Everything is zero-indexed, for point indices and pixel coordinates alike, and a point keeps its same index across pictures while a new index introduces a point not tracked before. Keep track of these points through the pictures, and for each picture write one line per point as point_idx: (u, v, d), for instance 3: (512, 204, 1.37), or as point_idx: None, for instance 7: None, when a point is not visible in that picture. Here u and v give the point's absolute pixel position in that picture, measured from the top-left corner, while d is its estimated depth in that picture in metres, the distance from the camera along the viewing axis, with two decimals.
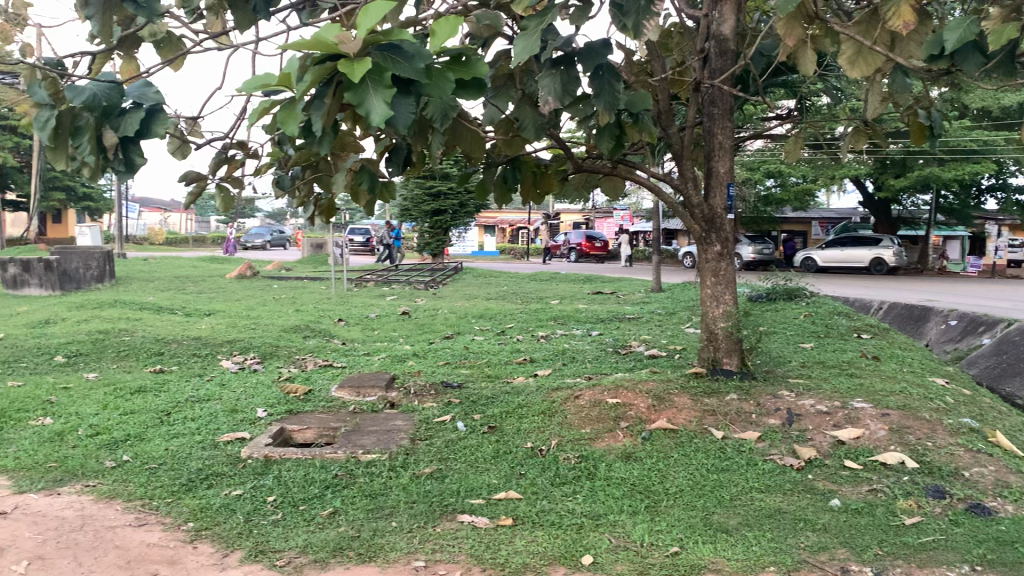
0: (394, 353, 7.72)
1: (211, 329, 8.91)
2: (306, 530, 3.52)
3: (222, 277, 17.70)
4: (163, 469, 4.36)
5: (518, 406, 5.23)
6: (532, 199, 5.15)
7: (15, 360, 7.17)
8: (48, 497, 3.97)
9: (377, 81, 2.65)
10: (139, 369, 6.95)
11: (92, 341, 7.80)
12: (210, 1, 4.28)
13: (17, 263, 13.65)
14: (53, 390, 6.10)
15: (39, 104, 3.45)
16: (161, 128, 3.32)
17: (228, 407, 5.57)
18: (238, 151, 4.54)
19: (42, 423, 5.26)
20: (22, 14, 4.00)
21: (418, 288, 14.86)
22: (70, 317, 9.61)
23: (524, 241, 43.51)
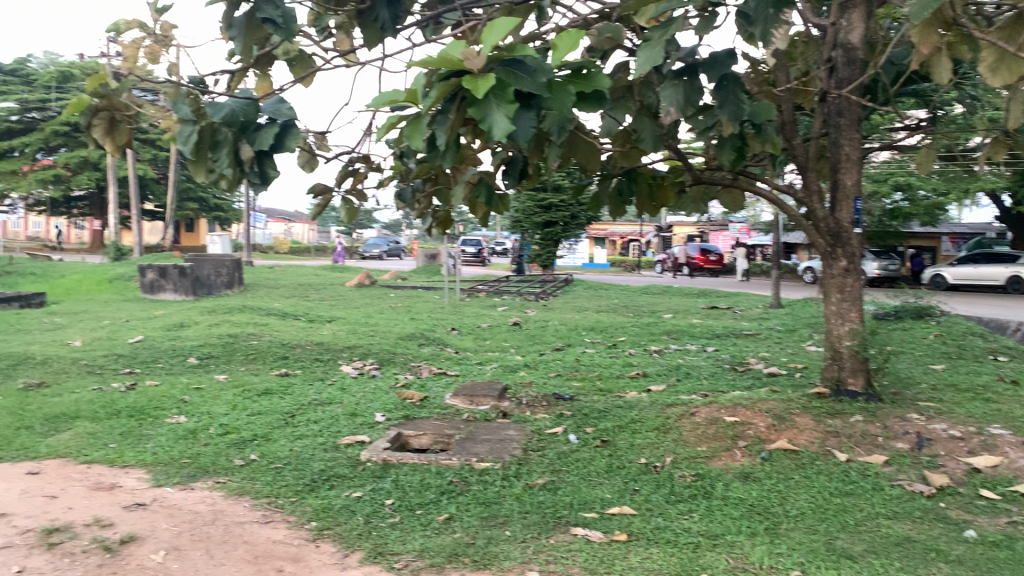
0: (506, 363, 7.78)
1: (332, 335, 9.23)
2: (422, 535, 3.59)
3: (342, 285, 18.31)
4: (289, 469, 4.54)
5: (632, 421, 5.19)
6: (648, 211, 5.10)
7: (153, 361, 7.63)
8: (183, 491, 4.20)
9: (499, 96, 2.70)
10: (265, 372, 7.26)
11: (223, 344, 8.21)
12: (340, 19, 4.43)
13: (155, 268, 14.50)
14: (187, 390, 6.44)
15: (183, 120, 3.64)
16: (293, 142, 3.50)
17: (348, 411, 5.75)
18: (362, 164, 4.69)
19: (176, 421, 5.57)
20: (169, 34, 4.21)
21: (529, 299, 14.95)
22: (202, 320, 10.16)
23: (636, 253, 43.16)
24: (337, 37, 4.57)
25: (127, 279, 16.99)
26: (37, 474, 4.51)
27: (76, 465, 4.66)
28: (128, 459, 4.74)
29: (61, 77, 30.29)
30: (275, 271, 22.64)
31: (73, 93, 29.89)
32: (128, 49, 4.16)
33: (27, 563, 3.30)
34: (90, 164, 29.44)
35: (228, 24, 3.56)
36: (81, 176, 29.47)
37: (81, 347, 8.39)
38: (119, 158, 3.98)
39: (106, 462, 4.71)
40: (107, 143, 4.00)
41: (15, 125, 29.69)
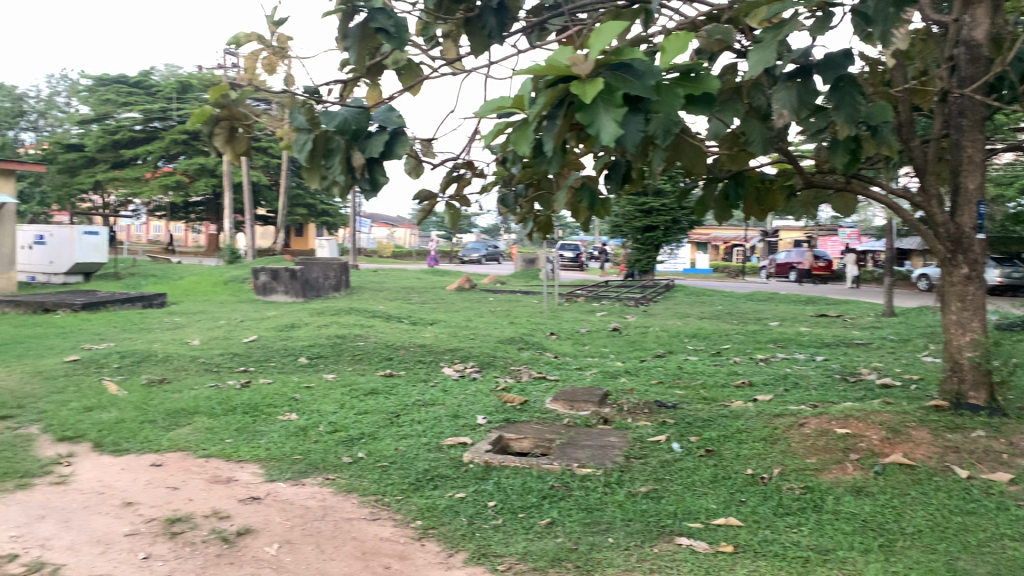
0: (606, 369, 7.74)
1: (434, 337, 9.38)
2: (525, 538, 3.61)
3: (443, 289, 18.59)
4: (394, 467, 4.64)
5: (738, 430, 5.08)
6: (755, 215, 4.99)
7: (265, 359, 7.93)
8: (295, 487, 4.35)
9: (607, 101, 2.69)
10: (371, 372, 7.44)
11: (330, 344, 8.46)
12: (448, 27, 4.49)
13: (268, 271, 15.07)
14: (297, 388, 6.66)
15: (298, 129, 3.76)
16: (402, 149, 3.59)
17: (451, 412, 5.83)
18: (466, 170, 4.75)
19: (287, 418, 5.77)
20: (285, 45, 4.35)
21: (629, 304, 14.83)
22: (311, 321, 10.50)
23: (739, 259, 42.26)
24: (444, 45, 4.64)
25: (241, 281, 17.69)
26: (160, 466, 4.76)
27: (195, 458, 4.89)
28: (243, 453, 4.94)
29: (181, 88, 31.74)
30: (381, 270, 26.01)
31: (192, 103, 31.33)
32: (247, 61, 4.33)
33: (152, 550, 3.48)
34: (207, 171, 30.75)
35: (343, 35, 3.67)
36: (199, 183, 30.84)
37: (199, 345, 8.79)
38: (238, 166, 4.16)
39: (222, 456, 4.91)
40: (226, 151, 4.18)
41: (139, 134, 31.30)
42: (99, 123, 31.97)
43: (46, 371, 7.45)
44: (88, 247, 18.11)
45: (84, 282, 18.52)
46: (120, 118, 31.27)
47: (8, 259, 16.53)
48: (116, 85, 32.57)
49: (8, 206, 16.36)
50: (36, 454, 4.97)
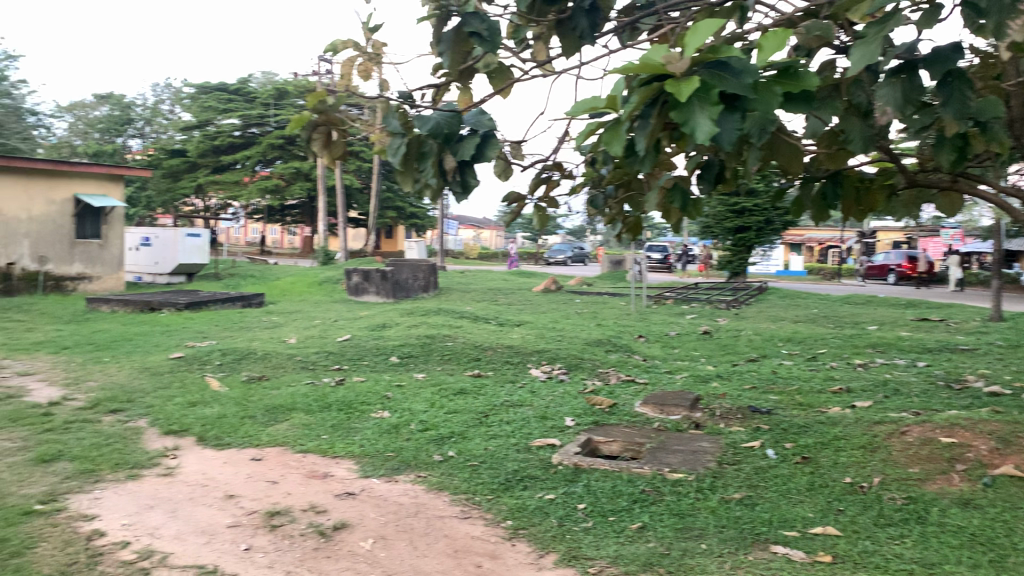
0: (697, 373, 7.63)
1: (522, 339, 9.42)
2: (616, 541, 3.59)
3: (530, 290, 18.64)
4: (484, 467, 4.69)
5: (836, 438, 4.93)
6: (853, 216, 4.83)
7: (359, 358, 8.11)
8: (388, 483, 4.44)
9: (703, 99, 2.65)
10: (460, 372, 7.53)
11: (421, 344, 8.59)
12: (540, 29, 4.48)
13: (360, 272, 15.43)
14: (389, 387, 6.79)
15: (392, 133, 3.81)
16: (492, 151, 3.61)
17: (539, 414, 5.84)
18: (555, 172, 4.71)
19: (380, 416, 5.89)
20: (381, 50, 4.32)
21: (720, 307, 14.58)
22: (402, 321, 10.67)
23: (834, 261, 41.04)
24: (534, 47, 4.60)
25: (334, 282, 18.14)
26: (260, 460, 4.92)
27: (293, 453, 5.04)
28: (338, 450, 5.06)
29: (277, 94, 32.52)
30: (467, 271, 27.79)
31: (288, 109, 32.25)
32: (343, 67, 4.39)
33: (254, 541, 3.60)
34: (301, 175, 31.55)
35: (437, 40, 3.72)
36: (294, 186, 31.73)
37: (295, 344, 9.03)
38: (334, 169, 4.25)
39: (319, 452, 5.05)
40: (323, 154, 4.27)
41: (237, 139, 32.37)
42: (200, 129, 33.20)
43: (152, 367, 7.79)
44: (190, 248, 18.85)
45: (187, 282, 19.29)
46: (221, 124, 32.41)
47: (117, 260, 17.39)
48: (217, 92, 33.65)
49: (117, 210, 17.18)
50: (145, 446, 5.21)
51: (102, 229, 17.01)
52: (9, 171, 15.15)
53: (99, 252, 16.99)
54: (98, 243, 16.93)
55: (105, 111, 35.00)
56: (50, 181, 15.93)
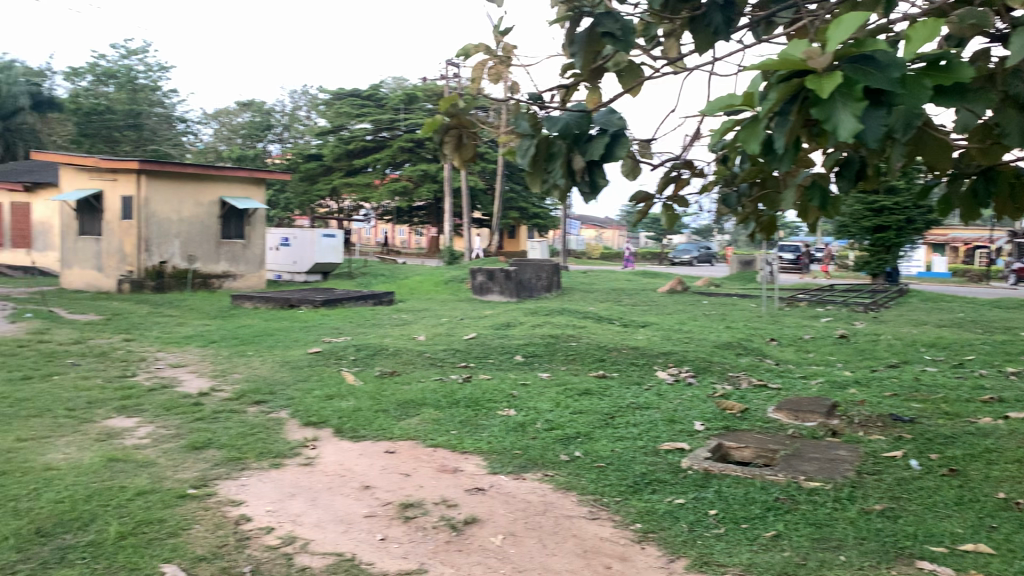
0: (833, 379, 7.34)
1: (648, 340, 9.30)
2: (749, 549, 3.51)
3: (655, 291, 18.40)
4: (611, 468, 4.66)
5: (986, 450, 4.65)
6: (1008, 214, 4.54)
7: (485, 356, 8.23)
8: (516, 481, 4.49)
9: (846, 95, 2.55)
10: (586, 373, 7.52)
11: (546, 344, 8.63)
12: (672, 26, 4.40)
13: (484, 272, 15.66)
14: (514, 385, 6.86)
15: (521, 135, 3.78)
16: (622, 151, 3.55)
17: (667, 417, 5.77)
18: (685, 170, 4.62)
19: (507, 413, 5.95)
20: (512, 53, 4.30)
21: (857, 310, 13.99)
22: (526, 321, 10.74)
23: (983, 263, 38.59)
24: (665, 45, 4.54)
25: (461, 281, 18.44)
26: (393, 453, 5.07)
27: (424, 447, 5.17)
28: (467, 446, 5.15)
29: (407, 99, 33.09)
30: (590, 270, 27.48)
31: (417, 113, 33.01)
32: (473, 70, 4.37)
33: (389, 532, 3.72)
34: (429, 178, 32.19)
35: (570, 41, 3.71)
36: (422, 189, 32.47)
37: (424, 341, 9.26)
38: (464, 171, 4.29)
39: (449, 447, 5.15)
40: (454, 156, 4.32)
41: (369, 143, 33.39)
42: (335, 134, 34.44)
43: (292, 361, 8.16)
44: (325, 248, 19.63)
45: (322, 281, 20.09)
46: (354, 128, 33.53)
47: (258, 259, 18.33)
48: (350, 98, 34.69)
49: (258, 211, 18.07)
50: (286, 436, 5.47)
51: (245, 229, 17.93)
52: (163, 175, 16.19)
53: (242, 252, 17.94)
54: (241, 243, 17.87)
55: (248, 118, 36.84)
56: (199, 184, 16.92)
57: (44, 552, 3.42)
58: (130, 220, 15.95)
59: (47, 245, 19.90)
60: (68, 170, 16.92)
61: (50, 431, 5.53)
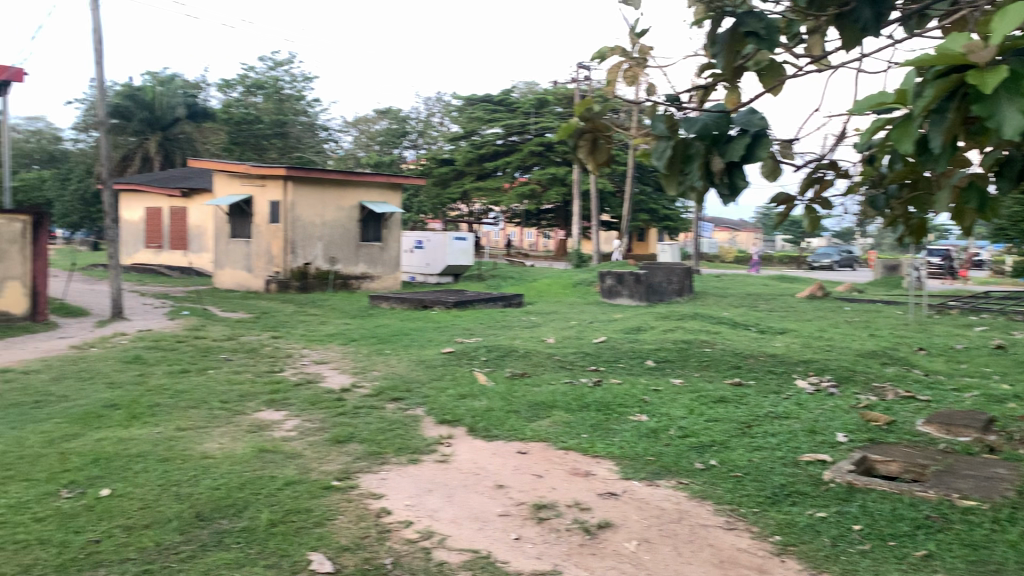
0: (990, 392, 6.88)
1: (786, 347, 9.01)
2: (898, 568, 3.34)
3: (792, 296, 17.79)
4: (749, 479, 4.55)
5: None
6: None
7: (615, 361, 8.19)
8: (649, 487, 4.44)
9: (1012, 90, 2.39)
10: (720, 380, 7.36)
11: (679, 349, 8.51)
12: (817, 23, 4.24)
13: (613, 275, 15.60)
14: (646, 391, 6.79)
15: (658, 137, 3.69)
16: (764, 151, 3.41)
17: (807, 427, 5.57)
18: (830, 171, 4.44)
19: (639, 419, 5.91)
20: (647, 54, 4.26)
21: (1017, 320, 13.06)
22: (657, 326, 10.60)
23: None
24: (808, 42, 4.40)
25: (590, 284, 18.39)
26: (525, 454, 5.12)
27: (556, 450, 5.20)
28: (599, 450, 5.15)
29: (537, 103, 33.22)
30: (725, 274, 26.39)
31: (548, 116, 33.15)
32: (609, 73, 4.36)
33: (523, 532, 3.76)
34: (558, 181, 32.23)
35: (712, 41, 3.64)
36: (551, 192, 32.55)
37: (554, 344, 9.31)
38: (599, 176, 4.19)
39: (580, 451, 5.16)
40: (588, 161, 4.23)
41: (500, 147, 33.76)
42: (467, 139, 35.05)
43: (426, 360, 8.38)
44: (457, 251, 20.03)
45: (454, 282, 20.52)
46: (485, 133, 34.03)
47: (394, 261, 18.88)
48: (483, 103, 35.10)
49: (395, 215, 18.62)
50: (423, 433, 5.62)
51: (382, 233, 18.50)
52: (307, 180, 16.96)
53: (379, 254, 18.52)
54: (378, 246, 18.45)
55: (385, 125, 38.04)
56: (339, 189, 17.61)
57: (204, 534, 3.65)
58: (277, 224, 16.81)
59: (201, 247, 21.18)
60: (221, 177, 17.99)
61: (207, 421, 5.91)
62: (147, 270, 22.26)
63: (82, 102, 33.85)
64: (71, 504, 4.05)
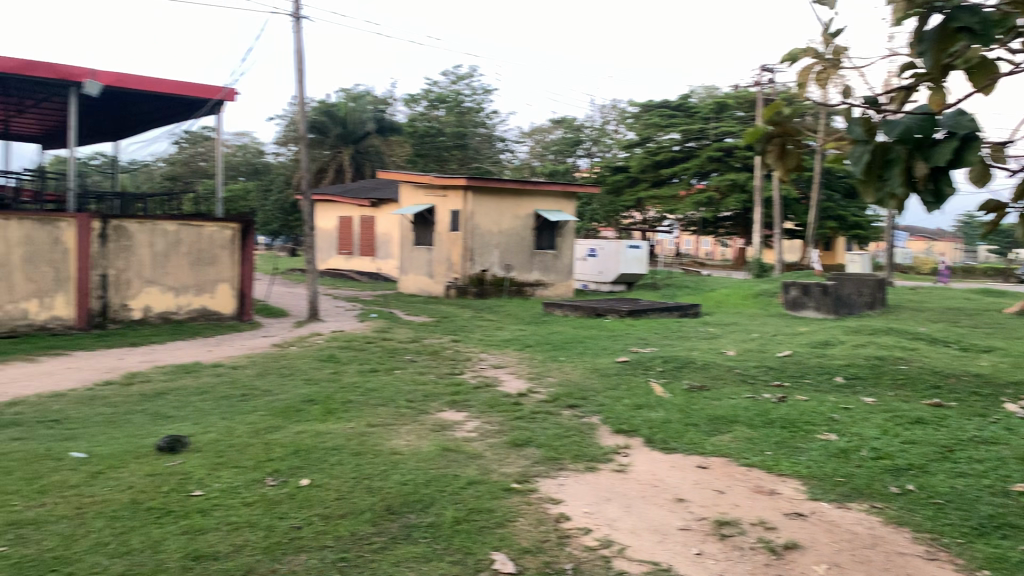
0: None
1: (993, 367, 8.30)
2: None
3: (1000, 311, 16.34)
4: (952, 507, 4.23)
5: None
6: None
7: (800, 376, 7.85)
8: (839, 510, 4.23)
9: None
10: (917, 400, 6.88)
11: (871, 366, 8.04)
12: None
13: (798, 287, 15.00)
14: (835, 409, 6.46)
15: (854, 140, 3.36)
16: (976, 157, 3.03)
17: (1019, 455, 5.10)
18: None
19: (827, 438, 5.63)
20: (842, 55, 4.04)
21: None
22: (847, 341, 10.07)
23: None
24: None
25: (771, 295, 17.69)
26: (706, 468, 5.01)
27: (738, 466, 5.06)
28: (784, 468, 4.96)
29: (717, 108, 32.49)
30: (922, 287, 24.56)
31: (728, 121, 32.28)
32: (800, 75, 4.17)
33: (704, 547, 3.69)
34: (738, 187, 31.20)
35: (919, 39, 3.41)
36: (730, 199, 31.30)
37: (735, 357, 9.05)
38: (788, 183, 3.94)
39: (764, 468, 5.00)
40: (777, 167, 3.97)
41: (677, 154, 33.23)
42: (643, 146, 34.75)
43: (602, 369, 8.38)
44: (631, 259, 19.87)
45: (628, 291, 20.38)
46: (662, 140, 33.64)
47: (568, 269, 18.98)
48: (661, 108, 34.54)
49: (570, 224, 18.73)
50: (600, 441, 5.63)
51: (557, 240, 18.66)
52: (486, 190, 17.42)
53: (553, 262, 18.69)
54: (552, 254, 18.62)
55: (560, 133, 38.37)
56: (517, 198, 17.95)
57: (393, 527, 3.83)
58: (457, 232, 17.37)
59: (387, 253, 22.23)
60: (406, 187, 18.81)
61: (395, 419, 6.20)
62: (338, 274, 23.63)
63: (283, 118, 36.48)
64: (275, 491, 4.37)
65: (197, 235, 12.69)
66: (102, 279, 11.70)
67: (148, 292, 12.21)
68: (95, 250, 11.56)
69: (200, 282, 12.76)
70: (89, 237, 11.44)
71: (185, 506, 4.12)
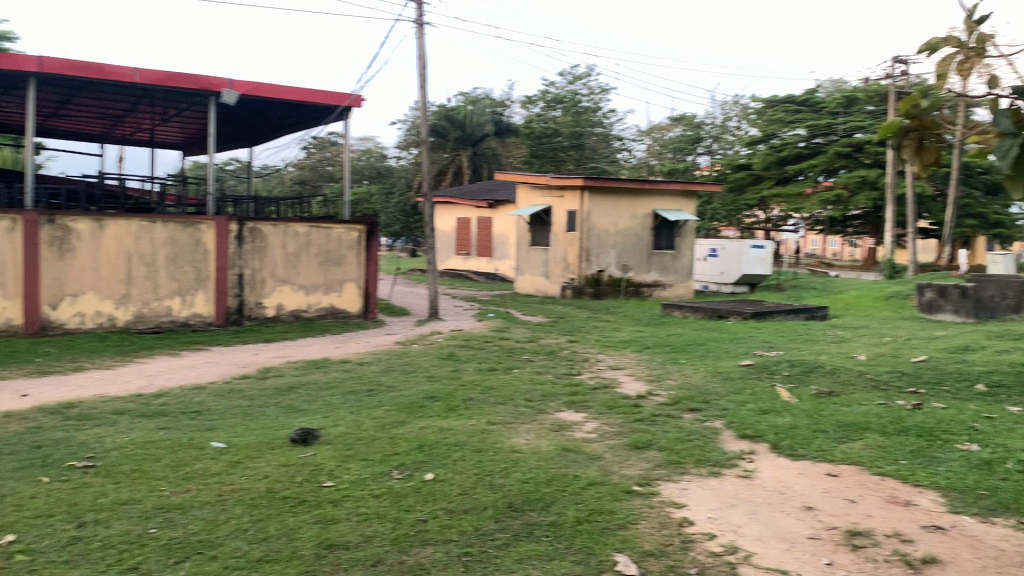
0: None
1: None
2: None
3: None
4: None
5: None
6: None
7: (938, 383, 7.45)
8: (983, 524, 3.99)
9: None
10: None
11: (1016, 373, 7.55)
12: None
13: (934, 288, 14.33)
14: (976, 418, 6.10)
15: (1000, 133, 3.08)
16: None
17: None
18: None
19: (968, 448, 5.33)
20: (986, 42, 3.79)
21: None
22: (989, 346, 9.49)
23: None
24: None
25: (904, 297, 16.86)
26: (836, 477, 4.84)
27: (870, 475, 4.85)
28: (921, 478, 4.73)
29: (846, 102, 31.19)
30: None
31: (857, 116, 30.97)
32: (940, 66, 3.95)
33: (835, 558, 3.57)
34: (868, 184, 29.73)
35: None
36: (859, 196, 29.82)
37: (865, 361, 8.68)
38: (925, 179, 3.71)
39: (899, 478, 4.78)
40: (913, 162, 3.76)
41: (803, 150, 32.13)
42: (766, 143, 33.79)
43: (724, 372, 8.21)
44: (754, 259, 19.32)
45: (751, 292, 19.81)
46: (787, 136, 32.59)
47: (688, 270, 18.65)
48: (785, 104, 33.50)
49: (690, 223, 18.39)
50: (723, 446, 5.53)
51: (676, 240, 18.37)
52: (604, 190, 17.34)
53: (672, 262, 18.38)
54: (671, 254, 18.34)
55: (680, 131, 37.76)
56: (635, 198, 17.78)
57: (516, 524, 3.88)
58: (574, 232, 17.40)
59: (505, 254, 22.47)
60: (524, 188, 18.95)
61: (514, 418, 6.27)
62: (457, 274, 24.05)
63: (405, 122, 37.42)
64: (402, 484, 4.49)
65: (325, 236, 13.17)
66: (239, 278, 12.34)
67: (280, 291, 12.78)
68: (232, 250, 12.21)
69: (328, 282, 13.25)
70: (226, 238, 12.10)
71: (317, 496, 4.30)
